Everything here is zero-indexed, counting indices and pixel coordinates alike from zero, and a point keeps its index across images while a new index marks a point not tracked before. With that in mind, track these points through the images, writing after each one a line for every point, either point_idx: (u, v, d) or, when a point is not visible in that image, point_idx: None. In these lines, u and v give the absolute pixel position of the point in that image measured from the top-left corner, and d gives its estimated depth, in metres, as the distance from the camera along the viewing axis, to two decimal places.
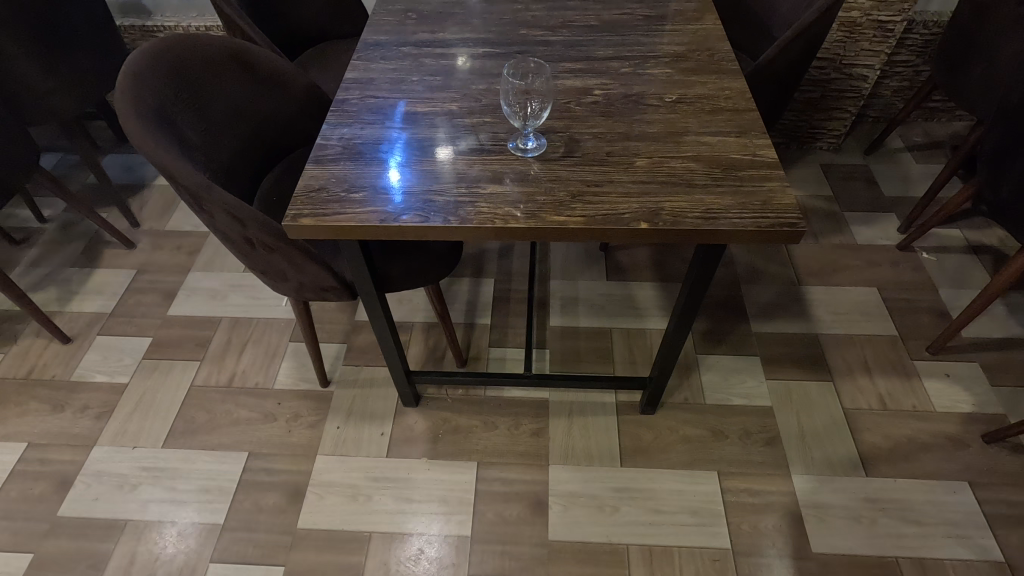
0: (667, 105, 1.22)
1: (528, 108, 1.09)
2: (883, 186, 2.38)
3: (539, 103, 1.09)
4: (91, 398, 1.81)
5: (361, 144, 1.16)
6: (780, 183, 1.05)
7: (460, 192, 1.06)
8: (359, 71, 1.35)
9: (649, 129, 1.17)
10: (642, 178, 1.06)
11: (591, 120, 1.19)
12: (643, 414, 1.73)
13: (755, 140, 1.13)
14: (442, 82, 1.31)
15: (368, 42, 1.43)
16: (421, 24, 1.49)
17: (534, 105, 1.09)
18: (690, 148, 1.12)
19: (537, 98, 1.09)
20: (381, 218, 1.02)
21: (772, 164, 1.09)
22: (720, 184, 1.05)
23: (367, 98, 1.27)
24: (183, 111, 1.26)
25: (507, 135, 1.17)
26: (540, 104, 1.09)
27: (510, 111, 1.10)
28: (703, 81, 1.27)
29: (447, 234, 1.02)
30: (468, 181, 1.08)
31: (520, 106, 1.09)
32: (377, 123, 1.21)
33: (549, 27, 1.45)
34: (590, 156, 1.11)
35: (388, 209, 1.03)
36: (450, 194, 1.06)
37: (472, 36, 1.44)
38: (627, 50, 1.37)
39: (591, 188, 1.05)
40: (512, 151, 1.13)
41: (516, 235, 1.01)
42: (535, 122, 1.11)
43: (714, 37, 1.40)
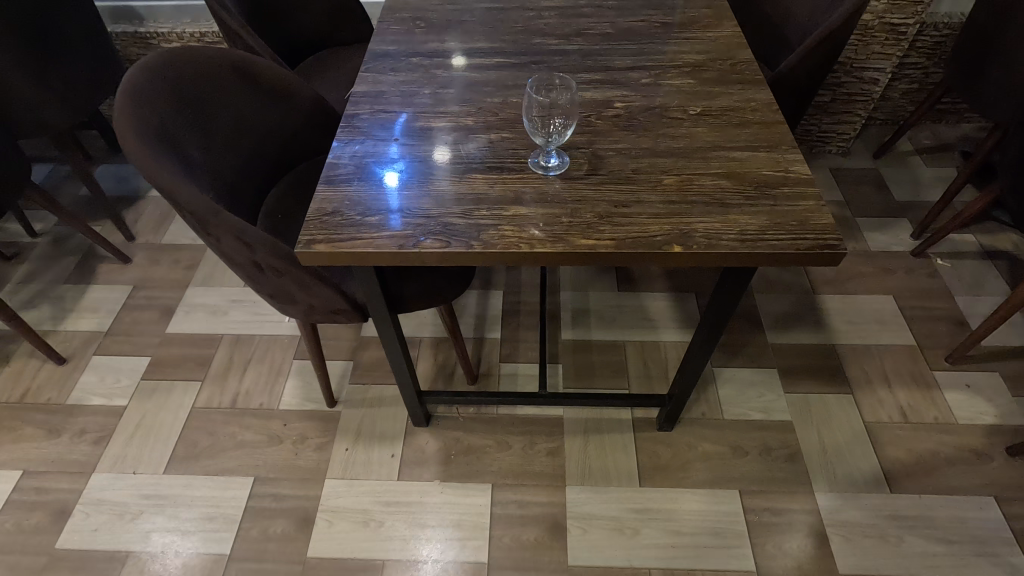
0: (691, 118, 1.17)
1: (551, 124, 1.04)
2: (894, 189, 2.34)
3: (563, 121, 1.04)
4: (89, 422, 1.74)
5: (375, 163, 1.11)
6: (815, 201, 1.01)
7: (481, 214, 1.01)
8: (368, 83, 1.29)
9: (675, 143, 1.12)
10: (671, 198, 1.02)
11: (614, 135, 1.14)
12: (660, 431, 1.68)
13: (786, 155, 1.09)
14: (455, 95, 1.25)
15: (376, 53, 1.37)
16: (430, 32, 1.44)
17: (559, 123, 1.04)
18: (719, 164, 1.08)
19: (563, 114, 1.04)
20: (399, 243, 0.96)
21: (806, 180, 1.04)
22: (754, 203, 1.01)
23: (377, 113, 1.22)
24: (184, 127, 1.20)
25: (527, 152, 1.11)
26: (564, 121, 1.04)
27: (532, 127, 1.04)
28: (727, 92, 1.23)
29: (468, 260, 0.97)
30: (489, 202, 1.03)
31: (544, 122, 1.04)
32: (390, 140, 1.15)
33: (564, 35, 1.40)
34: (615, 174, 1.06)
35: (406, 233, 0.98)
36: (471, 216, 1.00)
37: (484, 45, 1.39)
38: (646, 60, 1.32)
39: (618, 209, 1.00)
40: (533, 169, 1.08)
41: (541, 259, 0.96)
42: (557, 138, 1.06)
43: (735, 44, 1.36)
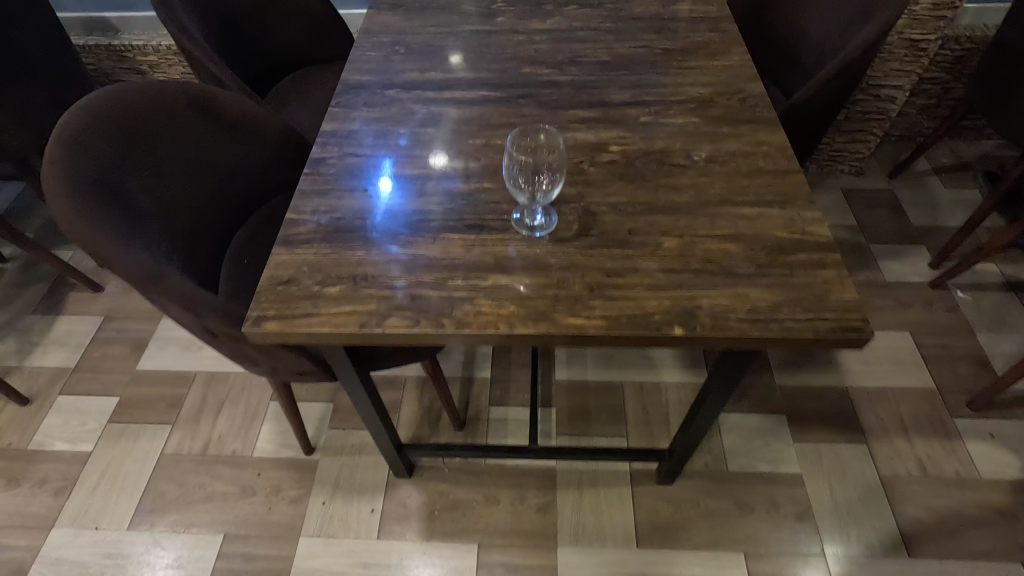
0: (696, 165, 1.05)
1: (536, 182, 0.94)
2: (911, 213, 2.21)
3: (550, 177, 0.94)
4: (50, 470, 1.64)
5: (339, 219, 0.99)
6: (836, 270, 0.88)
7: (455, 284, 0.89)
8: (337, 121, 1.16)
9: (677, 197, 0.99)
10: (671, 265, 0.89)
11: (609, 186, 1.02)
12: (659, 485, 1.57)
13: (803, 212, 0.96)
14: (433, 136, 1.13)
15: (349, 84, 1.25)
16: (409, 60, 1.31)
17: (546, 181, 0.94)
18: (727, 223, 0.95)
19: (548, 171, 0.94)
20: (361, 321, 0.84)
21: (825, 244, 0.92)
22: (766, 273, 0.88)
23: (346, 157, 1.09)
24: (136, 172, 1.08)
25: (510, 206, 0.99)
26: (551, 177, 0.93)
27: (515, 185, 0.93)
28: (736, 133, 1.10)
29: (439, 340, 0.85)
30: (465, 269, 0.90)
31: (528, 180, 0.93)
32: (357, 192, 1.03)
33: (556, 64, 1.27)
34: (609, 235, 0.94)
35: (369, 308, 0.86)
36: (443, 287, 0.88)
37: (467, 76, 1.26)
38: (646, 93, 1.19)
39: (611, 280, 0.88)
40: (516, 228, 0.96)
41: (523, 340, 0.84)
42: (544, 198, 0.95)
43: (745, 75, 1.22)
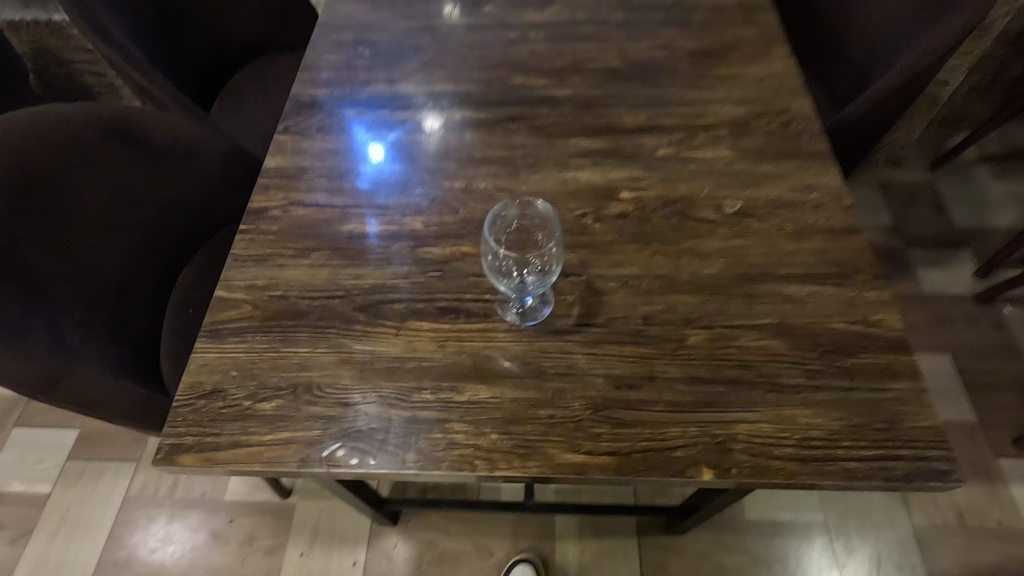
0: (728, 220, 0.83)
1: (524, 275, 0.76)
2: (955, 212, 1.97)
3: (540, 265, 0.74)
4: (5, 515, 1.51)
5: (279, 299, 0.79)
6: (909, 382, 0.69)
7: (423, 397, 0.69)
8: (284, 154, 0.94)
9: (705, 269, 0.78)
10: (697, 372, 0.70)
11: (619, 252, 0.81)
12: (668, 535, 1.43)
13: (865, 293, 0.75)
14: (400, 175, 0.91)
15: (299, 101, 1.01)
16: (375, 66, 1.07)
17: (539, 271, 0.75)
18: (768, 307, 0.75)
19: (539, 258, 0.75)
20: (301, 455, 0.66)
21: (893, 340, 0.72)
22: (820, 385, 0.69)
23: (291, 206, 0.88)
24: (32, 226, 0.86)
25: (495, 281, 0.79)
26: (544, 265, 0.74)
27: (496, 265, 0.74)
28: (779, 174, 0.88)
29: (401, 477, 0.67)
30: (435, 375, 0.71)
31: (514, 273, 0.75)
32: (304, 258, 0.83)
33: (555, 72, 1.03)
34: (618, 326, 0.74)
35: (312, 434, 0.68)
36: (406, 403, 0.69)
37: (444, 89, 1.02)
38: (666, 115, 0.96)
39: (621, 394, 0.69)
40: (501, 314, 0.76)
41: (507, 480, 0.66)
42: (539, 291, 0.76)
43: (791, 88, 0.98)
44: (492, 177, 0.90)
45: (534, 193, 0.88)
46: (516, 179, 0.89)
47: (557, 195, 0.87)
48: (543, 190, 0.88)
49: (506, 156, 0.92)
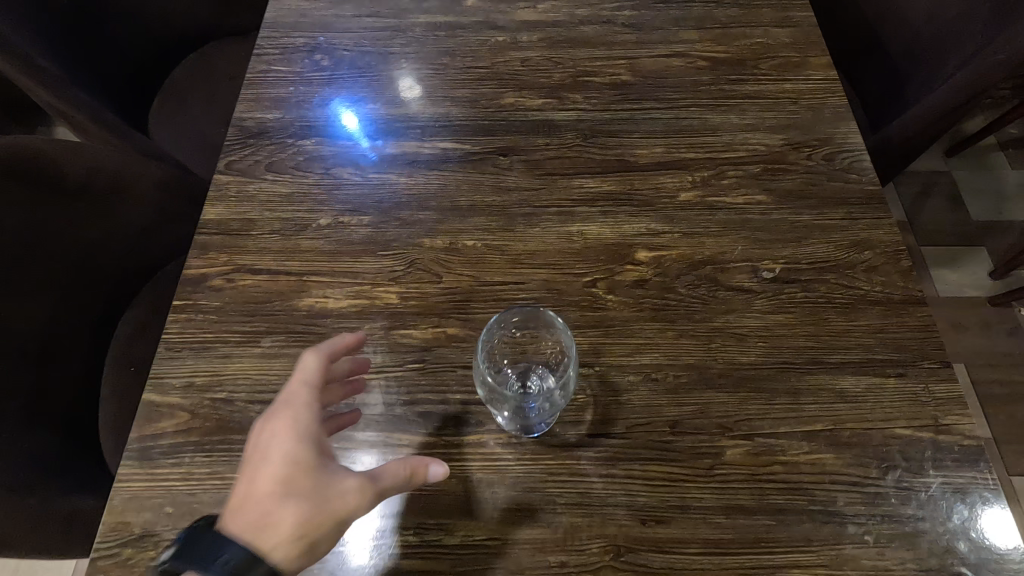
0: (767, 288, 0.69)
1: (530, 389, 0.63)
2: (971, 203, 1.84)
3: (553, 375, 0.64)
4: None
5: (223, 402, 0.64)
6: (983, 508, 0.57)
7: (402, 540, 0.57)
8: (225, 201, 0.77)
9: (742, 356, 0.65)
10: (737, 499, 0.58)
11: (638, 333, 0.67)
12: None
13: (931, 387, 0.63)
14: (369, 229, 0.74)
15: (244, 129, 0.83)
16: (334, 81, 0.88)
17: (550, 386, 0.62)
18: (819, 407, 0.62)
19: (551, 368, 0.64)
20: None
21: (966, 451, 0.60)
22: (885, 515, 0.57)
23: (235, 273, 0.72)
24: None
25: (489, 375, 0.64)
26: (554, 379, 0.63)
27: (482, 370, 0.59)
28: (825, 225, 0.74)
29: None
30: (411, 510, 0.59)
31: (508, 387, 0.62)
32: (253, 345, 0.67)
33: (553, 88, 0.86)
34: (641, 437, 0.61)
35: None
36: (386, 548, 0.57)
37: (421, 112, 0.85)
38: (687, 147, 0.80)
39: (646, 532, 0.57)
40: (499, 423, 0.61)
41: None
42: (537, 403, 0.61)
43: (833, 110, 0.83)
44: (480, 230, 0.74)
45: (531, 252, 0.72)
46: (510, 234, 0.74)
47: (560, 257, 0.72)
48: (543, 248, 0.73)
49: (497, 202, 0.76)
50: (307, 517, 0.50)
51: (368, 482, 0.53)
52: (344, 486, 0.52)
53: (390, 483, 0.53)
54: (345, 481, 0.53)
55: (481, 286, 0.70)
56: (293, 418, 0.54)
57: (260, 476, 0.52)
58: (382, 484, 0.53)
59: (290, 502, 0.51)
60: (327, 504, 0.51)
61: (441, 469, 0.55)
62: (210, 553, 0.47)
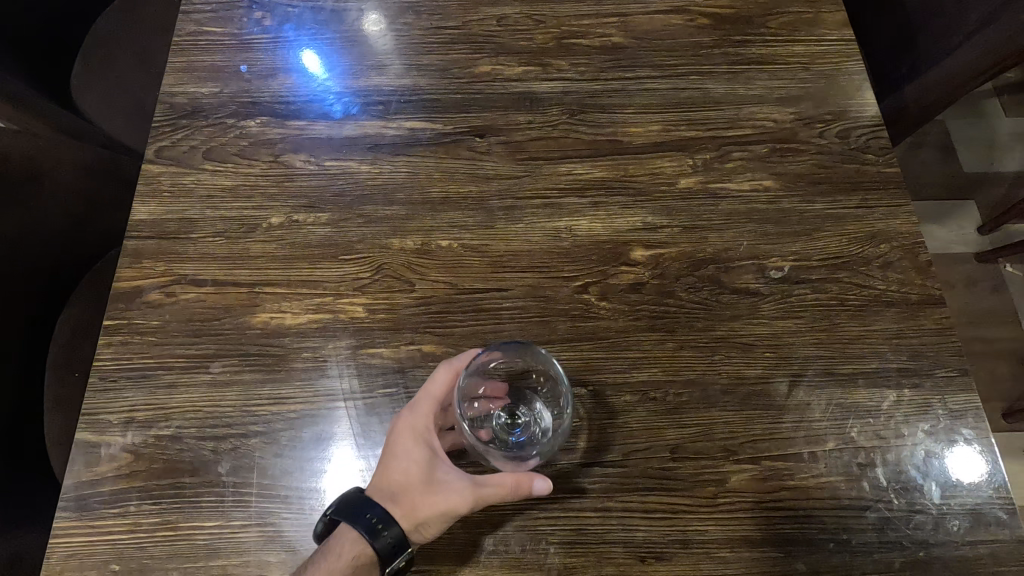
0: (774, 289, 0.63)
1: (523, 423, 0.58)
2: (964, 154, 1.78)
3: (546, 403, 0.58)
4: None
5: (171, 440, 0.56)
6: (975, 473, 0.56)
7: None
8: (158, 197, 0.66)
9: (747, 368, 0.60)
10: (741, 531, 0.54)
11: (633, 345, 0.60)
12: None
13: (947, 398, 0.59)
14: (329, 228, 0.65)
15: (175, 106, 0.71)
16: (281, 46, 0.75)
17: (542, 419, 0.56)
18: (830, 424, 0.58)
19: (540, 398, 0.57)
20: None
21: (981, 469, 0.56)
22: (896, 541, 0.54)
23: (175, 285, 0.62)
24: None
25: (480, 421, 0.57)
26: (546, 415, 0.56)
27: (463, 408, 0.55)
28: (837, 215, 0.67)
29: None
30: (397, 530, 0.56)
31: (492, 425, 0.58)
32: (199, 371, 0.59)
33: (534, 53, 0.75)
34: (639, 464, 0.56)
35: None
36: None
37: (382, 83, 0.73)
38: (687, 124, 0.71)
39: (645, 569, 0.53)
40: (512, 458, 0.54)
41: None
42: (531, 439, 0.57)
43: (848, 77, 0.74)
44: (455, 228, 0.65)
45: (514, 253, 0.64)
46: (490, 231, 0.65)
47: (546, 257, 0.64)
48: (527, 248, 0.64)
49: (473, 194, 0.67)
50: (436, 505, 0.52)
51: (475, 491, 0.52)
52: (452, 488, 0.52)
53: (492, 498, 0.52)
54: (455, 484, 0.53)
55: (459, 295, 0.62)
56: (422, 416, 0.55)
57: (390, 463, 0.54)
58: (484, 497, 0.52)
59: (417, 489, 0.53)
60: (436, 505, 0.52)
61: (546, 486, 0.52)
62: (361, 510, 0.52)
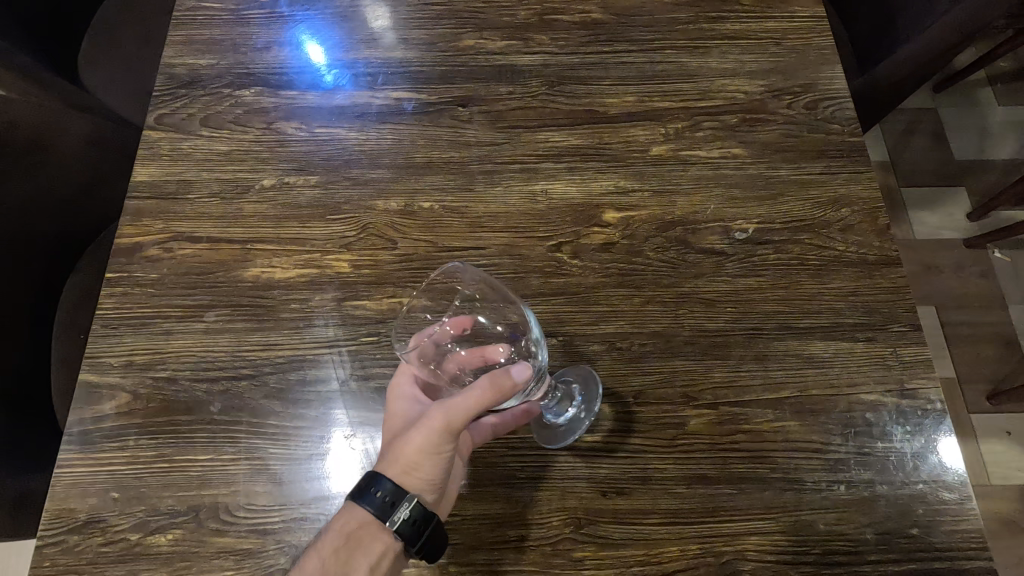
0: (738, 249, 0.66)
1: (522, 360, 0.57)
2: (954, 141, 1.77)
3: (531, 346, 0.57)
4: None
5: (167, 382, 0.60)
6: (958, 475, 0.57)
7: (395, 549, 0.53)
8: (158, 161, 0.71)
9: (709, 322, 0.63)
10: (698, 469, 0.57)
11: (603, 300, 0.64)
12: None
13: (900, 351, 0.62)
14: (317, 190, 0.69)
15: (175, 77, 0.75)
16: (276, 20, 0.79)
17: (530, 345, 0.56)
18: (785, 373, 0.61)
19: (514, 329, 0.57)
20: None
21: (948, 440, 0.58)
22: (843, 480, 0.57)
23: (173, 241, 0.67)
24: None
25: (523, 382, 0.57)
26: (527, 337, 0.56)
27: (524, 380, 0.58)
28: (801, 181, 0.70)
29: None
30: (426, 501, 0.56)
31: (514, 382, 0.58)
32: (195, 320, 0.63)
33: (517, 28, 0.78)
34: (605, 408, 0.59)
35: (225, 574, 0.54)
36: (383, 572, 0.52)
37: (371, 56, 0.77)
38: (661, 95, 0.74)
39: (607, 503, 0.56)
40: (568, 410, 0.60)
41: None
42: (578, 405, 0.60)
43: (818, 52, 0.77)
44: (436, 190, 0.69)
45: (492, 214, 0.68)
46: (469, 195, 0.69)
47: (523, 218, 0.68)
48: (505, 210, 0.68)
49: (456, 159, 0.71)
50: (420, 437, 0.53)
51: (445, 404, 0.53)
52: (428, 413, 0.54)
53: (465, 405, 0.52)
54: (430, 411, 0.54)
55: (439, 253, 0.66)
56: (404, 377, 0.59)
57: (388, 429, 0.57)
58: (456, 406, 0.52)
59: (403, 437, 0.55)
60: (419, 438, 0.53)
61: (521, 368, 0.52)
62: (363, 488, 0.52)
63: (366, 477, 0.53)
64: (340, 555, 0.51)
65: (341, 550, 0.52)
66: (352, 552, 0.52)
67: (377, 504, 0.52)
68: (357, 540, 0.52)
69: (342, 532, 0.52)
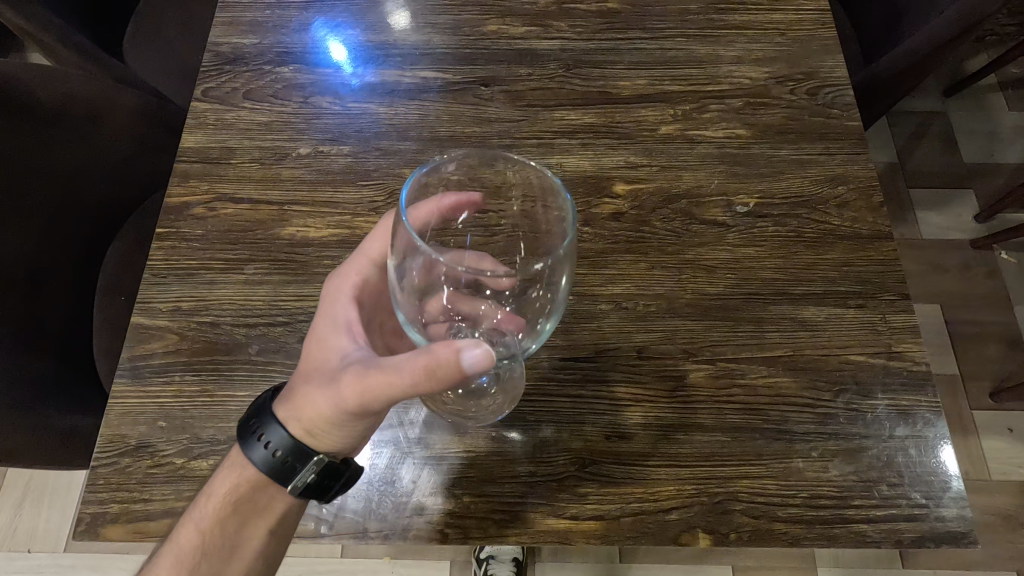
0: (739, 221, 0.71)
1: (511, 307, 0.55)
2: (963, 143, 1.80)
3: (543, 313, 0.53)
4: None
5: (210, 325, 0.66)
6: (947, 458, 0.60)
7: (393, 502, 0.59)
8: (203, 128, 0.77)
9: (709, 287, 0.68)
10: (695, 417, 0.62)
11: (612, 264, 0.69)
12: (683, 559, 1.23)
13: (890, 317, 0.66)
14: (349, 158, 0.75)
15: (220, 54, 0.82)
16: (313, 5, 0.85)
17: (540, 296, 0.51)
18: (780, 334, 0.66)
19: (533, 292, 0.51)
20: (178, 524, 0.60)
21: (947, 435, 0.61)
22: (832, 432, 0.61)
23: (216, 202, 0.72)
24: None
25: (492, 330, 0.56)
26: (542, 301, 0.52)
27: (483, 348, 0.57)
28: (801, 161, 0.74)
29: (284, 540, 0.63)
30: None
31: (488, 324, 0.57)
32: (237, 272, 0.69)
33: (536, 16, 0.84)
34: (610, 360, 0.64)
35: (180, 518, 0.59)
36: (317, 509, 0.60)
37: (400, 39, 0.83)
38: (671, 79, 0.79)
39: (611, 446, 0.61)
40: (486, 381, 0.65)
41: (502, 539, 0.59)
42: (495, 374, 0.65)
43: (820, 42, 0.82)
44: None
45: None
46: None
47: None
48: None
49: (477, 134, 0.76)
50: (327, 394, 0.56)
51: (369, 373, 0.53)
52: (347, 372, 0.55)
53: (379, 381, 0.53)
54: (348, 372, 0.55)
55: None
56: (336, 300, 0.60)
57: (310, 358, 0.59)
58: (369, 381, 0.53)
59: (313, 382, 0.57)
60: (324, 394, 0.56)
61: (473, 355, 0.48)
62: (251, 437, 0.58)
63: (250, 418, 0.58)
64: (228, 508, 0.60)
65: (227, 504, 0.59)
66: (240, 502, 0.60)
67: (258, 447, 0.58)
68: (239, 494, 0.60)
69: (226, 492, 0.59)
